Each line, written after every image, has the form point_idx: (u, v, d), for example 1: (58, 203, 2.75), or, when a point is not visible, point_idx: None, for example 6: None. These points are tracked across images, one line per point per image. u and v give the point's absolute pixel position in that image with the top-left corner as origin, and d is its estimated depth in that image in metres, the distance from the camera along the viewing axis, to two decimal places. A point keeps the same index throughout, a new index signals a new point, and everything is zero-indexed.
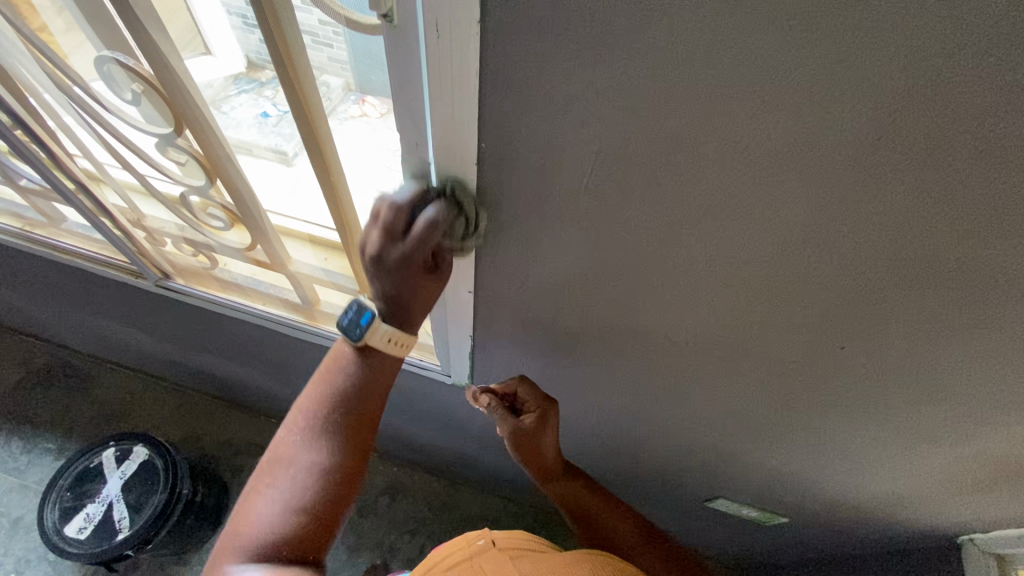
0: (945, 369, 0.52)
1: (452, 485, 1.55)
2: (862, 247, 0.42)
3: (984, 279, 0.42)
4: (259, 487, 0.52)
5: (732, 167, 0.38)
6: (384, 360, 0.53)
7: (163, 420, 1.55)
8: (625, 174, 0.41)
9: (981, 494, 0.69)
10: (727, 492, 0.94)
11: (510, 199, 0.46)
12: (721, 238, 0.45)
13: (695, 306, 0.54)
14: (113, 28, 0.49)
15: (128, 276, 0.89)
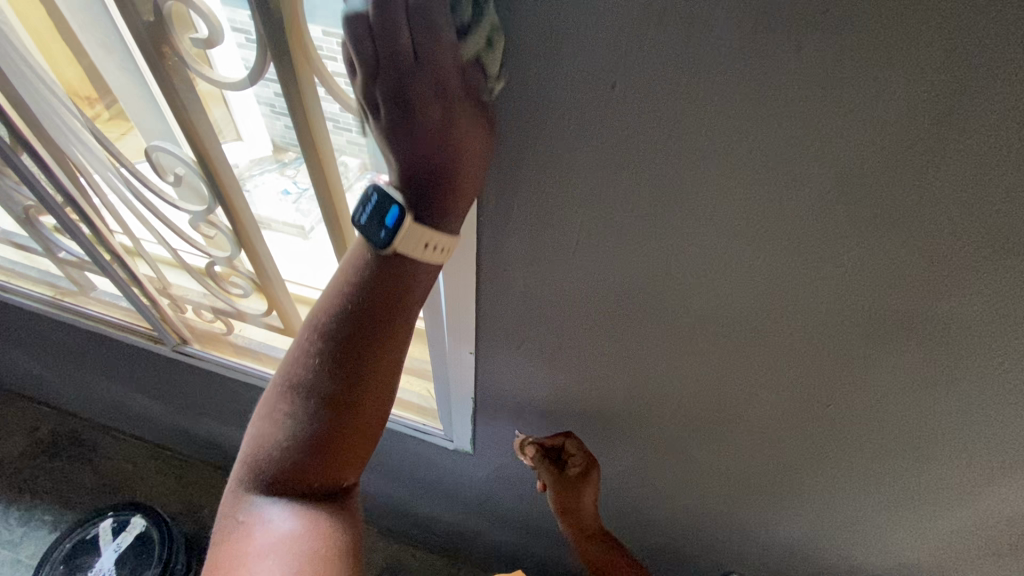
0: (928, 419, 0.54)
1: (454, 566, 1.48)
2: (824, 290, 0.47)
3: (945, 323, 0.46)
4: (276, 413, 0.49)
5: (695, 219, 0.45)
6: (411, 269, 0.43)
7: (163, 491, 1.53)
8: (611, 226, 0.47)
9: (1002, 563, 0.67)
10: (740, 570, 0.90)
11: (506, 253, 0.52)
12: (696, 287, 0.50)
13: (682, 357, 0.57)
14: (166, 121, 0.57)
15: (149, 342, 0.93)
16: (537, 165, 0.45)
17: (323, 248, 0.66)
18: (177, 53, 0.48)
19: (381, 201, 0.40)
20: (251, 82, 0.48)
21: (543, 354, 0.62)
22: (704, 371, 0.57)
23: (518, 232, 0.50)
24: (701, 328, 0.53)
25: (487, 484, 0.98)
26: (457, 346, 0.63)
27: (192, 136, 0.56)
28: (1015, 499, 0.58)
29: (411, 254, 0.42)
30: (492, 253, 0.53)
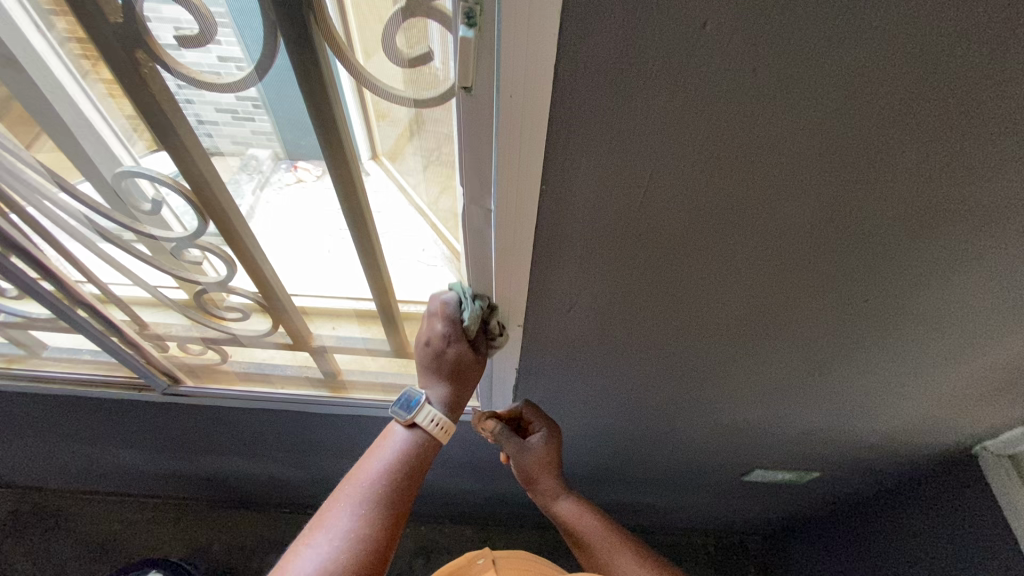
0: (954, 311, 0.59)
1: (485, 528, 1.53)
2: (890, 221, 0.46)
3: (997, 236, 0.47)
4: (303, 543, 0.56)
5: (777, 175, 0.41)
6: (430, 437, 0.63)
7: (164, 539, 1.44)
8: (681, 199, 0.44)
9: (986, 408, 0.78)
10: (761, 461, 1.00)
11: (564, 239, 0.48)
12: (762, 240, 0.48)
13: (734, 300, 0.57)
14: (134, 141, 0.49)
15: (130, 392, 0.84)
16: (604, 150, 0.39)
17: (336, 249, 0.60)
18: (153, 53, 0.40)
19: (408, 395, 0.63)
20: (259, 78, 0.42)
21: (594, 323, 0.61)
22: (752, 311, 0.59)
23: (577, 219, 0.46)
24: (756, 277, 0.53)
25: None
26: (505, 321, 0.59)
27: (180, 149, 0.49)
28: (1009, 357, 0.67)
29: (428, 425, 0.62)
30: (544, 244, 0.48)
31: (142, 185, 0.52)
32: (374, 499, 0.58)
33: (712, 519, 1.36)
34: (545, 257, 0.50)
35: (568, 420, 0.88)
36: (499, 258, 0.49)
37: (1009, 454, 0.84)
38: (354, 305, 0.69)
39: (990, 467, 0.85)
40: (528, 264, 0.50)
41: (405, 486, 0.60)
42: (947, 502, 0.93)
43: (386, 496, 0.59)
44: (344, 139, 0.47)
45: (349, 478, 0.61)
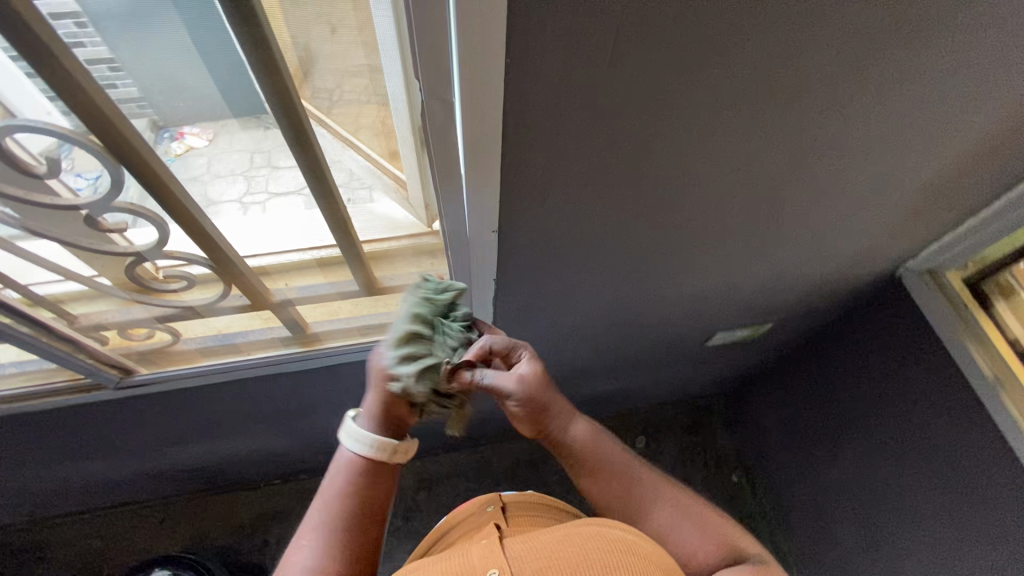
0: (890, 144, 0.63)
1: (476, 448, 1.60)
2: (842, 56, 0.47)
3: (929, 56, 0.50)
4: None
5: (742, 18, 0.40)
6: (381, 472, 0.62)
7: (157, 540, 1.39)
8: (650, 58, 0.41)
9: (910, 234, 0.88)
10: (720, 324, 1.09)
11: (534, 129, 0.45)
12: (726, 98, 0.48)
13: (700, 168, 0.58)
14: (26, 90, 0.41)
15: (77, 396, 0.76)
16: (571, 11, 0.36)
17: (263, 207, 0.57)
18: None
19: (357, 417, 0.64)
20: None
21: (567, 216, 0.60)
22: (716, 176, 0.60)
23: (548, 100, 0.43)
24: (720, 137, 0.53)
25: None
26: (479, 231, 0.57)
27: (71, 95, 0.40)
28: (930, 180, 0.74)
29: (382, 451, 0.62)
30: (513, 135, 0.45)
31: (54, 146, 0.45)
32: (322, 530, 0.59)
33: (681, 389, 1.49)
34: (517, 150, 0.47)
35: (547, 325, 0.91)
36: (470, 162, 0.46)
37: (925, 269, 0.96)
38: (312, 256, 0.65)
39: (912, 284, 0.97)
40: (499, 161, 0.48)
41: (345, 503, 0.60)
42: (880, 324, 1.06)
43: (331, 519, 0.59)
44: (282, 69, 0.42)
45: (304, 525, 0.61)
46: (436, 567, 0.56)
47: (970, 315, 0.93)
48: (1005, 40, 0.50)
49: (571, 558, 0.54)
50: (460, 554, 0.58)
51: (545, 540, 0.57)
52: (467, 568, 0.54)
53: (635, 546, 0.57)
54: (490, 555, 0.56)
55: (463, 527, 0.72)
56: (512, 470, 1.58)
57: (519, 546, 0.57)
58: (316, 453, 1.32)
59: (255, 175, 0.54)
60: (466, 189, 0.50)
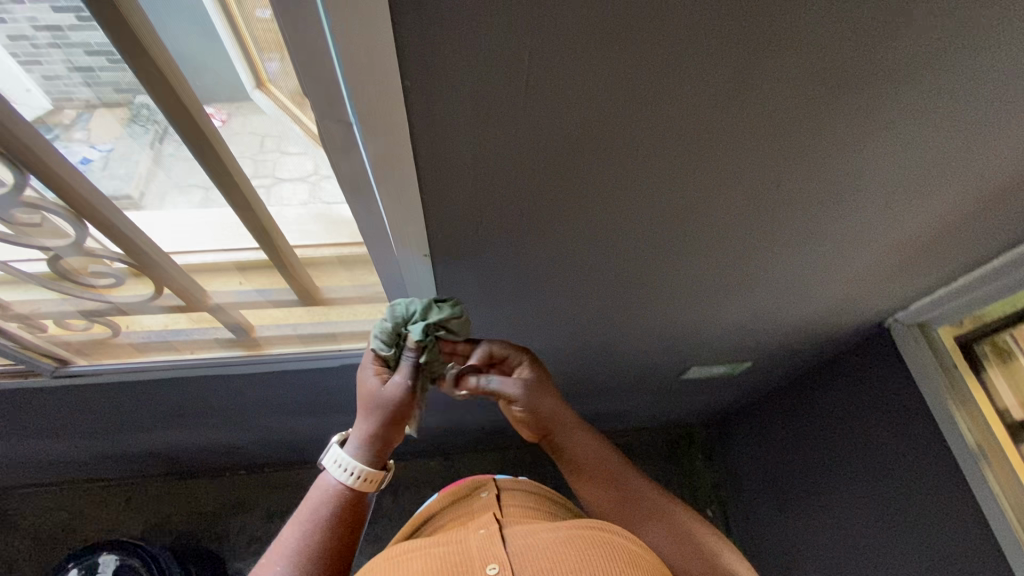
0: (865, 192, 0.58)
1: (446, 457, 1.57)
2: (797, 95, 0.42)
3: (895, 108, 0.46)
4: None
5: (671, 47, 0.36)
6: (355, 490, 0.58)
7: (117, 519, 1.39)
8: (568, 89, 0.39)
9: (898, 285, 0.82)
10: (695, 359, 1.04)
11: (449, 146, 0.42)
12: (665, 130, 0.44)
13: (648, 201, 0.54)
14: None
15: (15, 379, 0.75)
16: (468, 35, 0.33)
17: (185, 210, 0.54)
18: None
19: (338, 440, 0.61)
20: None
21: (504, 242, 0.57)
22: (666, 213, 0.56)
23: (459, 119, 0.40)
24: (664, 173, 0.50)
25: None
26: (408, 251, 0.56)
27: None
28: (917, 233, 0.68)
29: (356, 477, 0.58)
30: (427, 154, 0.43)
31: (68, 121, 0.43)
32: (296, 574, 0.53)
33: (659, 417, 1.44)
34: (434, 169, 0.45)
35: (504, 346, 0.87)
36: (380, 173, 0.44)
37: (916, 323, 0.90)
38: (229, 258, 0.62)
39: (901, 337, 0.91)
40: (414, 180, 0.45)
41: (325, 549, 0.55)
42: (864, 374, 1.00)
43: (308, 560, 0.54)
44: (166, 70, 0.40)
45: (269, 553, 0.55)
46: (429, 553, 0.47)
47: (957, 377, 0.87)
48: (989, 94, 0.45)
49: (577, 565, 0.45)
50: (456, 540, 0.49)
51: (550, 538, 0.48)
52: (463, 559, 0.46)
53: (648, 563, 0.48)
54: (489, 547, 0.47)
55: (455, 510, 0.62)
56: None
57: (523, 541, 0.48)
58: (279, 449, 1.31)
59: (264, 159, 0.49)
60: (381, 206, 0.48)
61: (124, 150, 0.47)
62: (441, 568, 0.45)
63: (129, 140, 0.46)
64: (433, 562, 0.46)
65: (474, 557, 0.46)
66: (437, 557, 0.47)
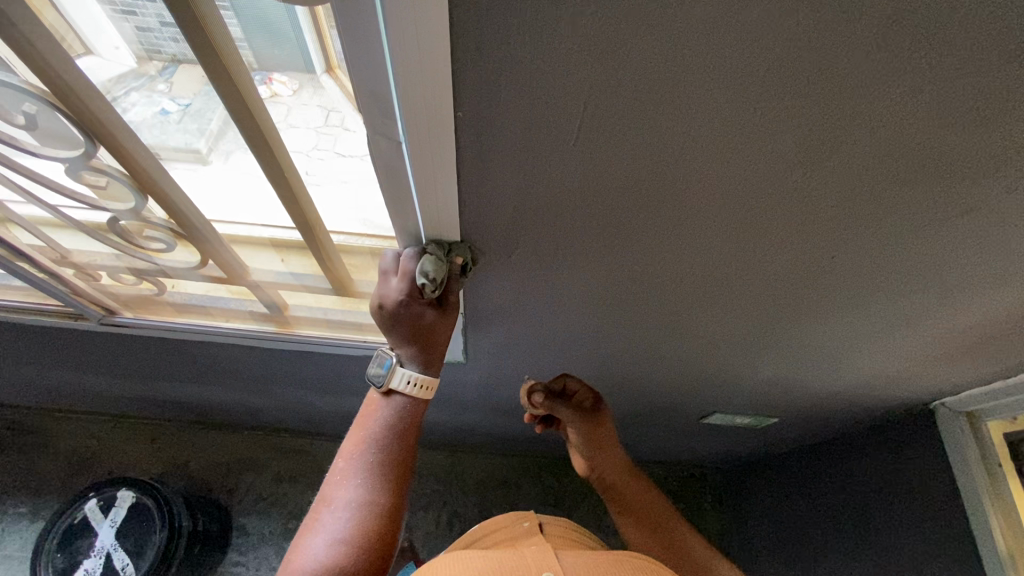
0: (925, 270, 0.54)
1: (454, 454, 1.59)
2: (859, 164, 0.40)
3: (967, 194, 0.43)
4: (311, 522, 0.59)
5: (729, 100, 0.35)
6: (412, 404, 0.63)
7: (140, 456, 1.47)
8: (618, 127, 0.38)
9: (951, 369, 0.76)
10: (718, 406, 1.01)
11: (493, 169, 0.43)
12: (715, 180, 0.43)
13: (689, 247, 0.53)
14: None
15: (67, 320, 0.80)
16: (525, 67, 0.34)
17: (237, 175, 0.56)
18: None
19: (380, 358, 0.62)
20: None
21: (537, 266, 0.57)
22: (707, 263, 0.55)
23: (505, 145, 0.40)
24: (709, 223, 0.49)
25: (483, 386, 0.99)
26: None
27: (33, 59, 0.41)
28: (979, 321, 0.63)
29: (405, 389, 0.62)
30: (471, 172, 0.43)
31: (155, 71, 0.45)
32: (370, 471, 0.60)
33: (673, 454, 1.41)
34: (475, 189, 0.45)
35: (524, 362, 0.87)
36: (421, 185, 0.44)
37: (965, 410, 0.84)
38: (267, 233, 0.65)
39: (945, 422, 0.85)
40: (455, 198, 0.46)
41: (394, 450, 0.62)
42: (897, 453, 0.95)
43: (380, 464, 0.61)
44: (235, 67, 0.41)
45: (344, 453, 0.63)
46: (488, 556, 0.51)
47: (999, 477, 0.81)
48: None
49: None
50: (511, 552, 0.53)
51: (597, 562, 0.52)
52: (521, 566, 0.49)
53: None
54: (544, 559, 0.51)
55: (499, 533, 0.66)
56: (483, 485, 1.56)
57: (575, 560, 0.52)
58: (297, 418, 1.35)
59: (327, 133, 0.50)
60: (419, 219, 0.49)
61: (200, 108, 0.47)
62: (501, 570, 0.48)
63: (206, 99, 0.46)
64: (492, 563, 0.49)
65: (531, 565, 0.49)
66: (496, 561, 0.50)
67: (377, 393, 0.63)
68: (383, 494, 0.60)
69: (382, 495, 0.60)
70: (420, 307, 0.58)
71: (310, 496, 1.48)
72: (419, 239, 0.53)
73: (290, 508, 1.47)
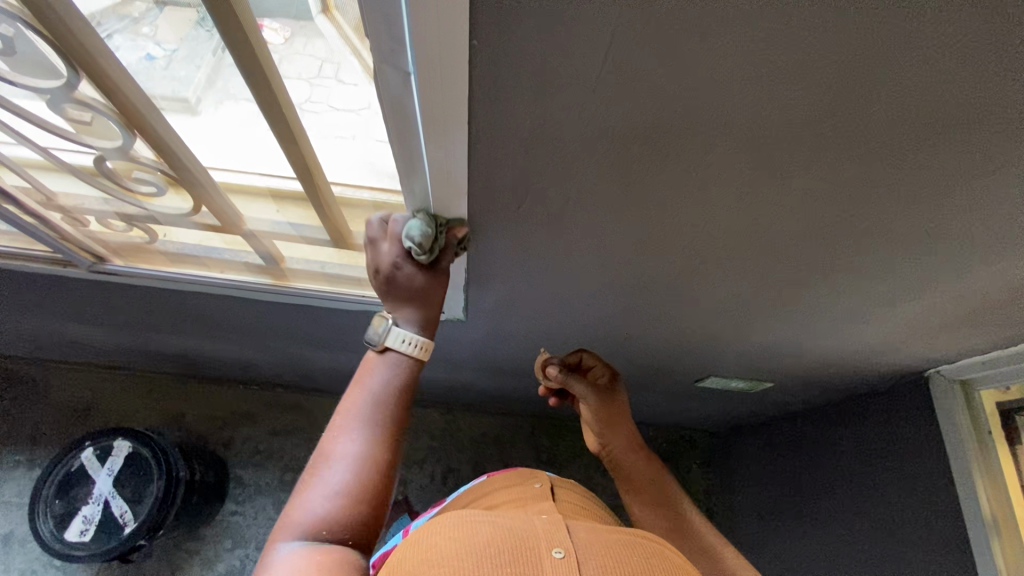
0: (941, 239, 0.53)
1: (449, 413, 1.61)
2: (892, 127, 0.38)
3: (1003, 159, 0.41)
4: (309, 478, 0.54)
5: (765, 51, 0.33)
6: (408, 365, 0.60)
7: (135, 407, 1.47)
8: (647, 70, 0.35)
9: (950, 338, 0.76)
10: (715, 370, 1.01)
11: (506, 115, 0.40)
12: (740, 139, 0.41)
13: (703, 209, 0.51)
14: None
15: (54, 267, 0.78)
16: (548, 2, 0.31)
17: (227, 129, 0.54)
18: None
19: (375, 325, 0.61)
20: None
21: (544, 222, 0.55)
22: (722, 222, 0.53)
23: (520, 89, 0.38)
24: (730, 180, 0.46)
25: (481, 343, 0.99)
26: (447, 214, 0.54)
27: None
28: (985, 292, 0.63)
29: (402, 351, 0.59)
30: (482, 117, 0.41)
31: (138, 13, 0.42)
32: (375, 424, 0.55)
33: (664, 417, 1.42)
34: (486, 136, 0.43)
35: (525, 321, 0.86)
36: (429, 126, 0.42)
37: (959, 379, 0.85)
38: (267, 183, 0.62)
39: (939, 389, 0.86)
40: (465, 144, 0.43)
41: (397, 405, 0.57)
42: (888, 420, 0.96)
43: (380, 418, 0.56)
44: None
45: (344, 406, 0.57)
46: (496, 523, 0.49)
47: (989, 445, 0.83)
48: None
49: (633, 568, 0.47)
50: (522, 520, 0.51)
51: (609, 541, 0.50)
52: (530, 537, 0.48)
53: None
54: (555, 532, 0.49)
55: (510, 489, 0.64)
56: (477, 443, 1.59)
57: (585, 535, 0.50)
58: (292, 373, 1.35)
59: (319, 85, 0.48)
60: (425, 165, 0.47)
61: (188, 54, 0.45)
62: (510, 540, 0.47)
63: (193, 44, 0.45)
64: (501, 531, 0.48)
65: (541, 538, 0.48)
66: (505, 528, 0.49)
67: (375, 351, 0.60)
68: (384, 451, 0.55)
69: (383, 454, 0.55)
70: (412, 274, 0.59)
71: (306, 450, 1.50)
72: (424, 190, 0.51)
73: (285, 461, 1.49)
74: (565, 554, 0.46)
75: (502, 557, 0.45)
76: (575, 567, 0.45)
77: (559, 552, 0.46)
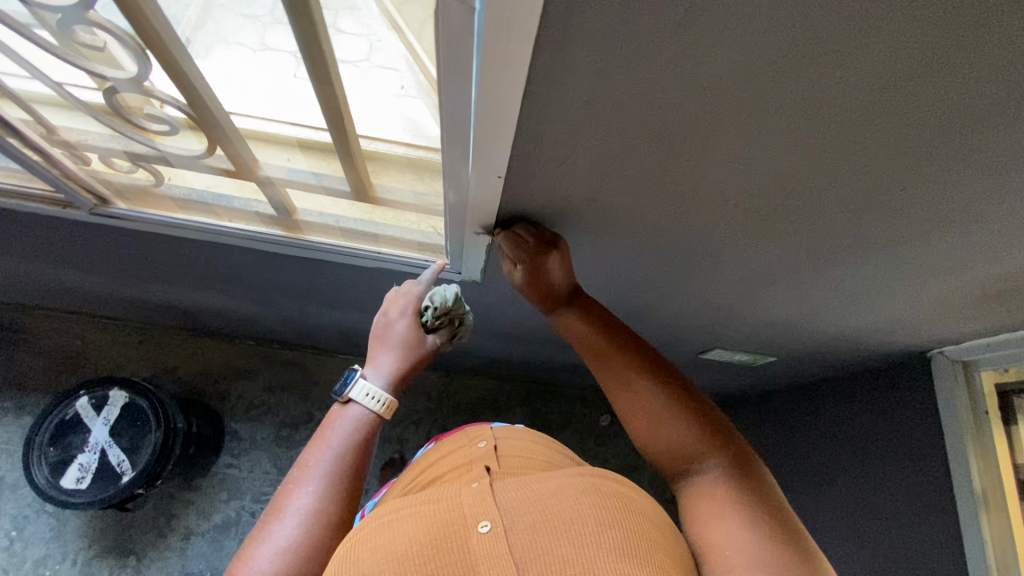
0: (980, 227, 0.52)
1: (446, 375, 1.61)
2: (969, 107, 0.37)
3: None
4: (260, 530, 0.58)
5: (860, 16, 0.31)
6: (371, 420, 0.66)
7: (127, 358, 1.45)
8: (723, 33, 0.33)
9: (959, 322, 0.77)
10: (722, 343, 1.02)
11: (565, 72, 0.37)
12: (809, 111, 0.39)
13: (750, 183, 0.49)
14: None
15: (53, 208, 0.74)
16: None
17: (245, 70, 0.51)
18: None
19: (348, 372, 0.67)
20: None
21: (583, 188, 0.53)
22: (762, 198, 0.51)
23: (587, 45, 0.35)
24: (783, 155, 0.44)
25: (491, 307, 0.98)
26: (482, 172, 0.51)
27: None
28: (1004, 280, 0.63)
29: (362, 402, 0.65)
30: (541, 74, 0.38)
31: None
32: (327, 479, 0.60)
33: None
34: (542, 94, 0.40)
35: None
36: (485, 82, 0.39)
37: (961, 360, 0.86)
38: (295, 132, 0.59)
39: (939, 370, 0.88)
40: (519, 102, 0.41)
41: (353, 461, 0.62)
42: (886, 399, 0.98)
43: (336, 472, 0.61)
44: None
45: (303, 460, 0.62)
46: (420, 512, 0.49)
47: (984, 425, 0.85)
48: None
49: (563, 519, 0.47)
50: (447, 496, 0.51)
51: (539, 496, 0.50)
52: (455, 516, 0.48)
53: (642, 505, 0.52)
54: (480, 504, 0.49)
55: (454, 454, 0.62)
56: (473, 406, 1.60)
57: (513, 494, 0.50)
58: (290, 330, 1.33)
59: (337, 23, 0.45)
60: (474, 118, 0.44)
61: None
62: (435, 525, 0.47)
63: None
64: (423, 523, 0.47)
65: (467, 514, 0.48)
66: (430, 515, 0.48)
67: (337, 405, 0.66)
68: (336, 505, 0.59)
69: (335, 509, 0.59)
70: (415, 334, 0.70)
71: (302, 407, 1.50)
72: (465, 149, 0.49)
73: (281, 416, 1.48)
74: (491, 526, 0.46)
75: (424, 551, 0.45)
76: (501, 537, 0.45)
77: (485, 525, 0.46)
